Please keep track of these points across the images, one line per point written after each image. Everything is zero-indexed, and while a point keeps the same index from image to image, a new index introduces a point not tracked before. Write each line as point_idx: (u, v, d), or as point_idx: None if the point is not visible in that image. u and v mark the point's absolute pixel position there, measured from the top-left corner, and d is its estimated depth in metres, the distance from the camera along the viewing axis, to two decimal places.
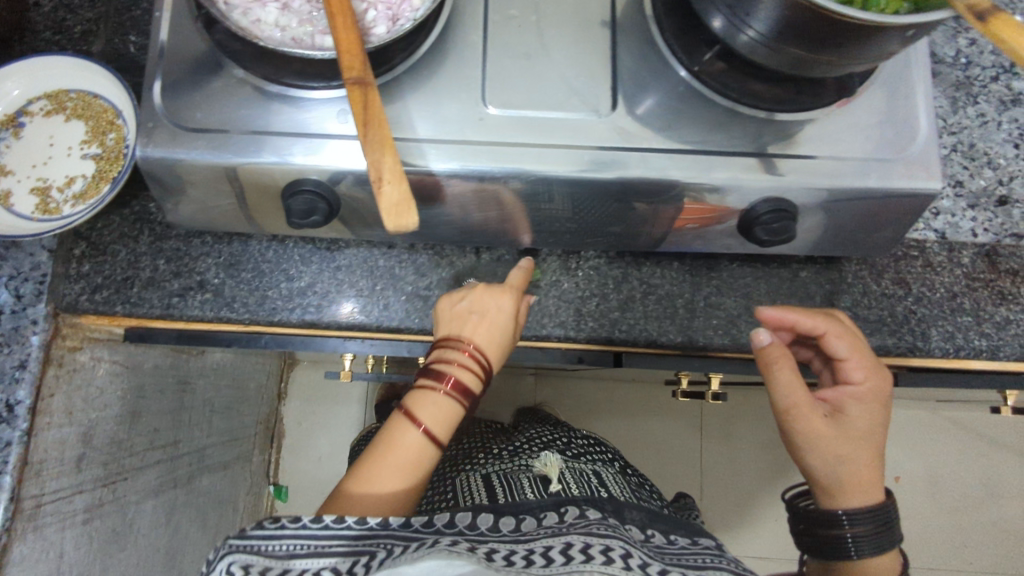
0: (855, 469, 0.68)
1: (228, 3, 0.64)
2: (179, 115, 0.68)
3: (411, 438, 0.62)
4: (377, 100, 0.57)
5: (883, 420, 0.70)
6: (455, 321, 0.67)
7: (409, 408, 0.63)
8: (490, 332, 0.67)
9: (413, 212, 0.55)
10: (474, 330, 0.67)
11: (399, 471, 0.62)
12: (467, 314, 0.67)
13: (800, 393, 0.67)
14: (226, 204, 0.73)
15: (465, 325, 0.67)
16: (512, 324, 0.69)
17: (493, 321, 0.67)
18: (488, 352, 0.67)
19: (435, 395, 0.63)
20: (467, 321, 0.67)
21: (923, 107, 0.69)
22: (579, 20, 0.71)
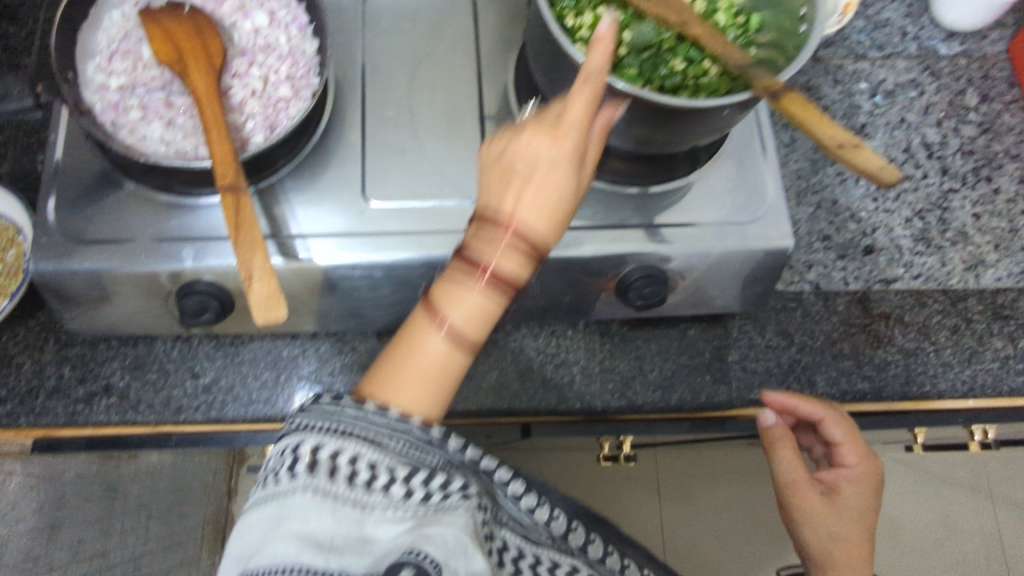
0: (850, 550, 0.74)
1: (115, 123, 0.69)
2: (73, 229, 0.71)
3: (507, 264, 0.54)
4: (248, 204, 0.61)
5: (873, 505, 0.78)
6: (503, 166, 0.58)
7: (438, 295, 0.55)
8: (540, 202, 0.56)
9: (283, 304, 0.58)
10: (519, 157, 0.57)
11: (422, 394, 0.54)
12: (518, 160, 0.57)
13: (800, 471, 0.76)
14: (126, 310, 0.75)
15: (511, 162, 0.57)
16: (576, 161, 0.57)
17: (575, 141, 0.56)
18: (539, 224, 0.56)
19: (467, 284, 0.54)
20: (510, 188, 0.56)
21: (768, 173, 0.76)
22: (452, 115, 0.77)
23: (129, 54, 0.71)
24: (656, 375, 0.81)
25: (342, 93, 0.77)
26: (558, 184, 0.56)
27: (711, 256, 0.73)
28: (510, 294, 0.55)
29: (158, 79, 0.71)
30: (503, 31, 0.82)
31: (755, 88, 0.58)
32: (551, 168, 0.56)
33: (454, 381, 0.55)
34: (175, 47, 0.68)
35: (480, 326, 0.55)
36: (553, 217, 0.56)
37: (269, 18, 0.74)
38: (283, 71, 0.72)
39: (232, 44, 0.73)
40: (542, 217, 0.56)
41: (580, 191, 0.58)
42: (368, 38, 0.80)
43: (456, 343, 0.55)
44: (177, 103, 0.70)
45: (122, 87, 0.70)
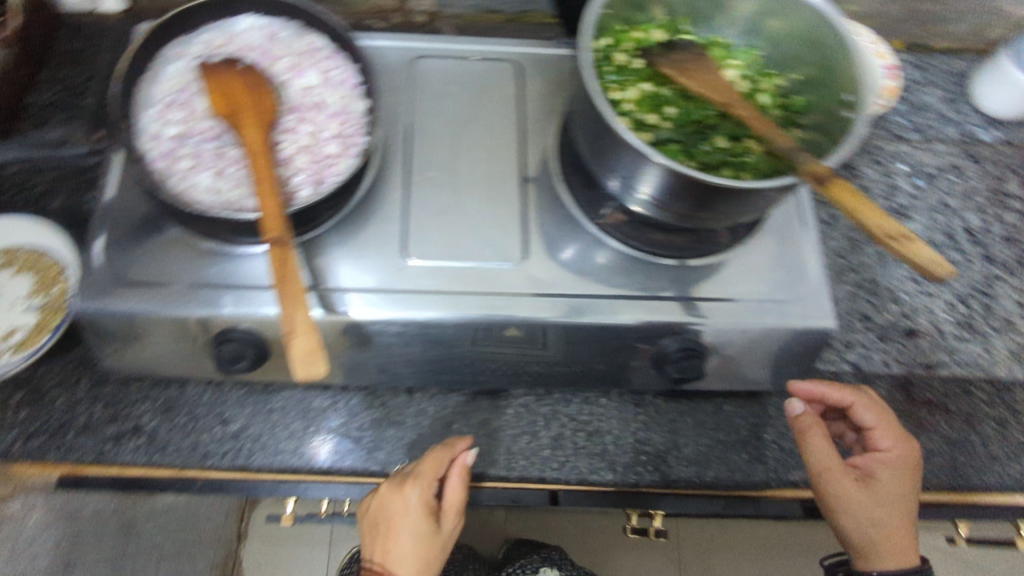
0: (888, 532, 0.71)
1: (167, 171, 0.71)
2: (120, 271, 0.72)
3: (406, 542, 0.76)
4: (293, 259, 0.62)
5: (915, 489, 0.73)
6: (381, 512, 0.75)
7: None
8: (400, 550, 0.76)
9: (322, 358, 0.58)
10: (380, 515, 0.75)
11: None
12: (381, 513, 0.75)
13: (832, 460, 0.72)
14: (161, 351, 0.75)
15: (381, 512, 0.75)
16: (429, 512, 0.76)
17: (426, 480, 0.73)
18: (408, 564, 0.77)
19: None
20: (381, 530, 0.76)
21: (811, 251, 0.76)
22: (495, 177, 0.79)
23: (186, 105, 0.73)
24: (690, 450, 0.79)
25: (388, 150, 0.79)
26: (427, 521, 0.76)
27: (752, 331, 0.72)
28: (422, 551, 0.76)
29: (212, 131, 0.73)
30: (547, 98, 0.83)
31: (799, 172, 0.58)
32: (405, 518, 0.75)
33: (416, 567, 0.77)
34: (229, 100, 0.70)
35: (419, 556, 0.77)
36: (421, 521, 0.75)
37: (321, 77, 0.76)
38: (333, 128, 0.73)
39: (284, 101, 0.75)
40: (418, 523, 0.75)
41: (446, 539, 0.79)
42: (415, 99, 0.82)
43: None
44: (228, 155, 0.72)
45: (177, 136, 0.72)
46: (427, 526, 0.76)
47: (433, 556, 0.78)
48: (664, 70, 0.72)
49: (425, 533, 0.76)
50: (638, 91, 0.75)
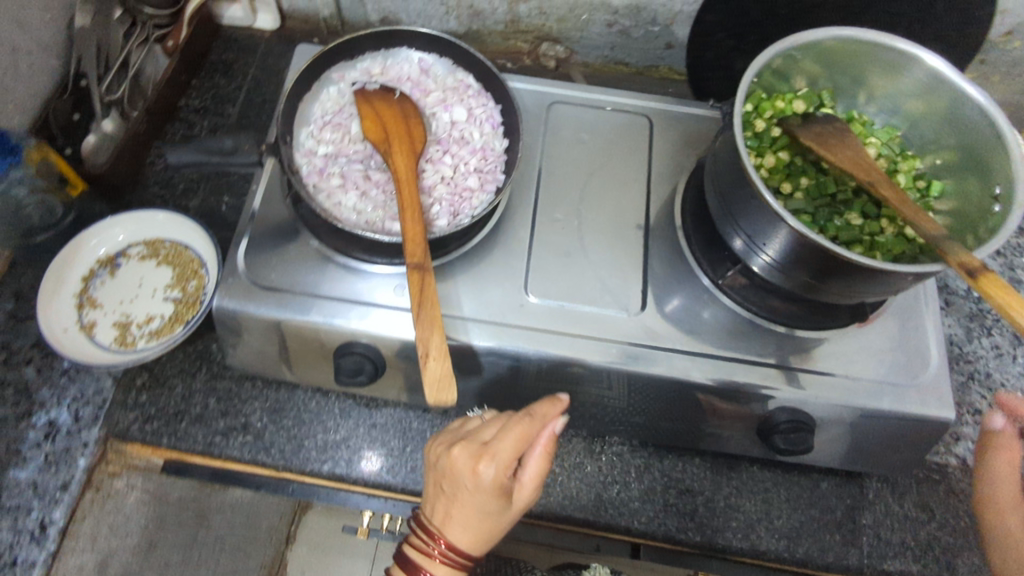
0: None
1: (316, 186, 0.75)
2: (256, 273, 0.75)
3: (468, 518, 0.59)
4: (432, 284, 0.64)
5: None
6: (446, 481, 0.60)
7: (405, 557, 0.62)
8: (462, 523, 0.59)
9: (452, 387, 0.59)
10: (445, 480, 0.60)
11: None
12: (446, 479, 0.60)
13: None
14: (280, 352, 0.78)
15: (445, 480, 0.60)
16: (501, 491, 0.59)
17: (492, 454, 0.58)
18: (465, 542, 0.59)
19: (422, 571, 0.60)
20: (442, 495, 0.60)
21: (933, 338, 0.75)
22: (618, 226, 0.80)
23: (340, 126, 0.78)
24: (784, 523, 0.78)
25: (518, 188, 0.81)
26: (491, 500, 0.58)
27: (866, 412, 0.71)
28: (480, 530, 0.59)
29: (360, 153, 0.77)
30: (676, 154, 0.85)
31: (948, 261, 0.58)
32: (472, 496, 0.59)
33: (473, 547, 0.60)
34: (384, 128, 0.75)
35: (482, 532, 0.60)
36: (485, 499, 0.58)
37: (467, 113, 0.79)
38: (473, 163, 0.76)
39: (430, 132, 0.78)
40: (480, 501, 0.58)
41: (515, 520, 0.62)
42: (547, 142, 0.85)
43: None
44: (373, 177, 0.76)
45: (328, 155, 0.76)
46: (491, 504, 0.58)
47: (494, 535, 0.60)
48: (805, 141, 0.72)
49: (489, 514, 0.59)
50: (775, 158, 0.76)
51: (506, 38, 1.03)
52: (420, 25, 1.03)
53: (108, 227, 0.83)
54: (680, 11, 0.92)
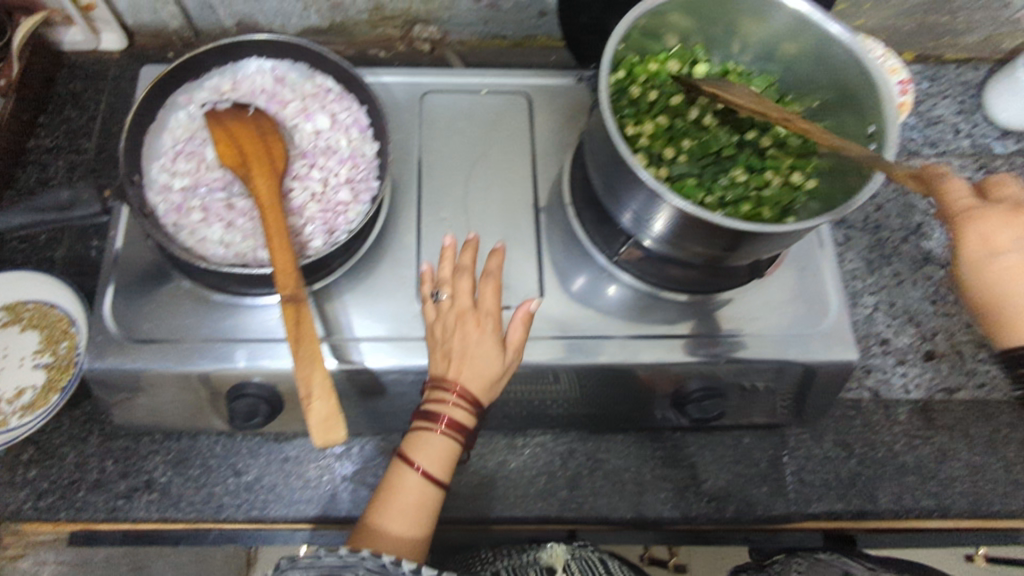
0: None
1: (176, 224, 0.70)
2: (128, 326, 0.71)
3: (477, 352, 0.63)
4: (308, 317, 0.61)
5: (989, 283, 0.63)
6: (454, 318, 0.65)
7: (407, 448, 0.61)
8: (474, 374, 0.62)
9: (342, 425, 0.57)
10: (452, 335, 0.64)
11: (435, 461, 0.60)
12: (452, 345, 0.64)
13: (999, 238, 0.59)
14: (171, 404, 0.74)
15: (453, 314, 0.65)
16: (500, 341, 0.64)
17: (490, 311, 0.65)
18: (477, 391, 0.62)
19: (431, 440, 0.61)
20: (449, 360, 0.63)
21: (831, 282, 0.75)
22: (504, 215, 0.77)
23: (194, 154, 0.72)
24: (710, 486, 0.79)
25: (398, 191, 0.77)
26: (495, 346, 0.63)
27: (774, 369, 0.72)
28: (491, 380, 0.62)
29: (221, 180, 0.72)
30: (559, 131, 0.82)
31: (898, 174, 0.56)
32: (481, 347, 0.63)
33: (483, 398, 0.62)
34: (240, 150, 0.69)
35: (489, 383, 0.63)
36: (491, 343, 0.63)
37: (330, 120, 0.74)
38: (343, 174, 0.72)
39: (293, 145, 0.73)
40: (489, 352, 0.63)
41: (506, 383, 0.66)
42: (423, 136, 0.80)
43: (430, 476, 0.60)
44: (238, 205, 0.71)
45: (185, 188, 0.71)
46: (499, 356, 0.63)
47: (498, 386, 0.64)
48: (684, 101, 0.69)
49: (490, 333, 0.63)
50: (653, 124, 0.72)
51: (373, 26, 0.97)
52: (281, 24, 0.96)
53: None
54: None
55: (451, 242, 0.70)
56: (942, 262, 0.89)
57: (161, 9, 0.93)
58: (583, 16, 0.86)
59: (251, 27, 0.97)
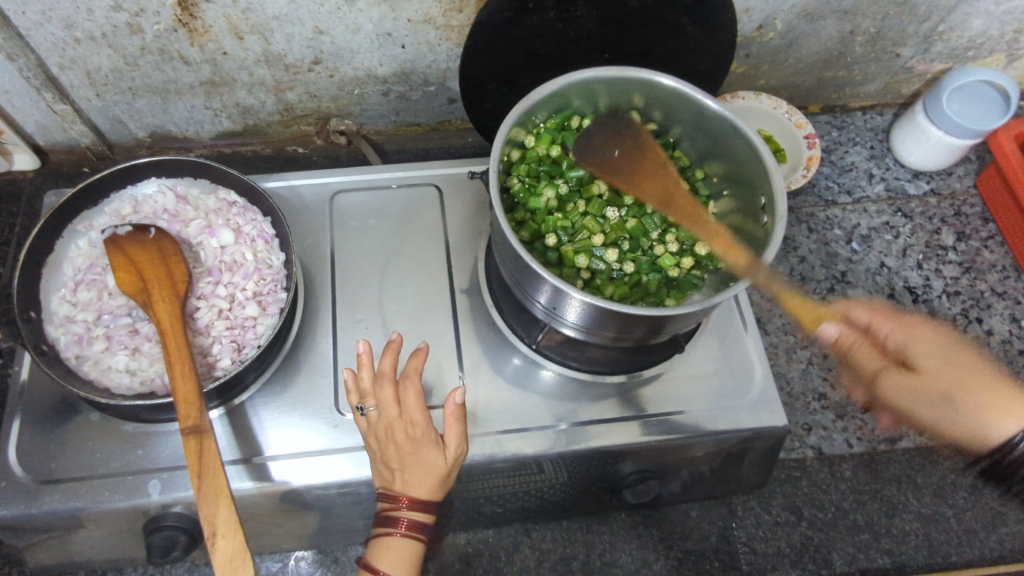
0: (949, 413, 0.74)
1: (79, 356, 0.67)
2: (36, 467, 0.68)
3: (417, 462, 0.62)
4: (212, 447, 0.59)
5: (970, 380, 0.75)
6: (383, 431, 0.63)
7: (369, 557, 0.62)
8: (420, 481, 0.61)
9: (249, 563, 0.55)
10: (386, 446, 0.62)
11: (402, 565, 0.61)
12: (390, 456, 0.62)
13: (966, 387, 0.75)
14: (86, 543, 0.70)
15: (382, 428, 0.63)
16: (439, 443, 0.63)
17: (418, 419, 0.62)
18: (426, 496, 0.62)
19: (391, 546, 0.62)
20: (392, 471, 0.62)
21: (752, 349, 0.76)
22: (421, 311, 0.77)
23: (96, 283, 0.70)
24: (662, 565, 0.77)
25: (312, 297, 0.77)
26: (432, 450, 0.62)
27: (705, 443, 0.71)
28: (438, 481, 0.62)
29: (125, 306, 0.70)
30: (471, 219, 0.83)
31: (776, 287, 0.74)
32: (420, 455, 0.62)
33: (436, 497, 0.62)
34: (140, 276, 0.67)
35: (437, 482, 0.62)
36: (428, 447, 0.62)
37: (234, 234, 0.73)
38: (250, 288, 0.71)
39: (198, 263, 0.72)
40: (430, 459, 0.62)
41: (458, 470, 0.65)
42: (337, 237, 0.81)
43: None
44: (142, 330, 0.69)
45: (87, 318, 0.69)
46: (439, 456, 0.62)
47: (448, 481, 0.63)
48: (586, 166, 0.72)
49: (426, 441, 0.62)
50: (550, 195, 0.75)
51: (288, 126, 0.98)
52: (194, 132, 0.96)
53: None
54: (449, 69, 0.90)
55: (368, 350, 0.65)
56: None
57: (70, 129, 0.92)
58: (489, 102, 0.88)
59: (164, 136, 0.96)
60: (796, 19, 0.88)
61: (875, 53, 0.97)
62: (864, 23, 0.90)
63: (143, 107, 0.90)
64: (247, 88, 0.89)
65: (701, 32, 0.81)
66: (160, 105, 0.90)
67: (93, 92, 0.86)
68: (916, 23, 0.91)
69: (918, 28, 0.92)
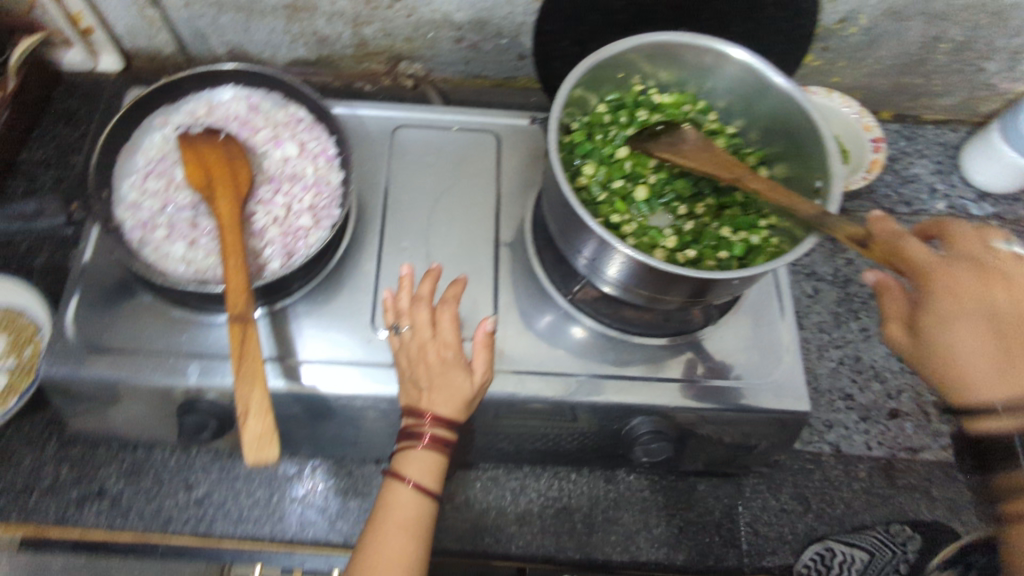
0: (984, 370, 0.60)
1: (141, 240, 0.71)
2: (89, 336, 0.73)
3: (444, 379, 0.63)
4: (254, 337, 0.62)
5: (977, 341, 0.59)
6: (415, 351, 0.65)
7: (395, 469, 0.63)
8: (448, 398, 0.63)
9: (275, 444, 0.58)
10: (416, 365, 0.65)
11: (425, 476, 0.62)
12: (419, 374, 0.64)
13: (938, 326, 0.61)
14: (125, 416, 0.75)
15: (415, 348, 0.65)
16: (467, 366, 0.64)
17: (450, 341, 0.65)
18: (452, 414, 0.63)
19: (416, 457, 0.63)
20: (420, 389, 0.64)
21: (785, 334, 0.76)
22: (464, 249, 0.79)
23: (164, 175, 0.74)
24: (661, 531, 0.78)
25: (362, 221, 0.80)
26: (460, 372, 0.63)
27: (725, 416, 0.71)
28: (464, 401, 0.63)
29: (188, 201, 0.74)
30: (525, 170, 0.85)
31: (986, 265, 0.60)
32: (447, 372, 0.63)
33: (462, 415, 0.63)
34: (208, 173, 0.71)
35: (464, 401, 0.63)
36: (456, 368, 0.63)
37: (299, 148, 0.77)
38: (306, 201, 0.75)
39: (261, 171, 0.76)
40: (457, 378, 0.63)
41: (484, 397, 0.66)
42: (393, 168, 0.84)
43: (421, 489, 0.62)
44: (201, 225, 0.73)
45: (153, 206, 0.73)
46: (465, 378, 0.63)
47: (474, 404, 0.64)
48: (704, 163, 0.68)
49: (454, 362, 0.64)
50: (597, 153, 0.75)
51: (360, 62, 1.01)
52: (270, 55, 1.00)
53: None
54: (524, 23, 0.92)
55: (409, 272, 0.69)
56: None
57: (156, 37, 0.96)
58: (558, 61, 0.89)
59: (242, 57, 1.01)
60: (881, 16, 0.86)
61: (958, 64, 0.95)
62: (951, 30, 0.88)
63: (227, 24, 0.94)
64: (327, 17, 0.92)
65: (781, 15, 0.81)
66: (242, 23, 0.94)
67: (183, 2, 0.90)
68: (1006, 37, 0.89)
69: (1007, 42, 0.90)
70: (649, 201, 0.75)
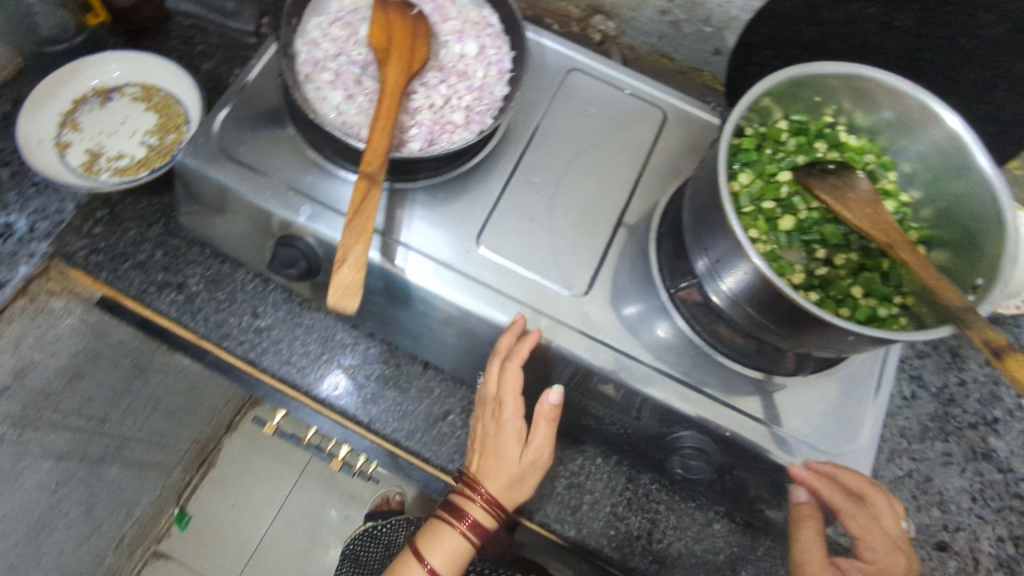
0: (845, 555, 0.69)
1: (308, 76, 0.74)
2: (229, 142, 0.76)
3: (501, 448, 0.72)
4: (376, 197, 0.64)
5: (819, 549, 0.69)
6: (485, 412, 0.74)
7: (423, 541, 0.75)
8: (498, 470, 0.72)
9: (356, 298, 0.61)
10: (482, 428, 0.74)
11: (450, 553, 0.73)
12: (482, 437, 0.75)
13: (816, 553, 0.68)
14: (230, 228, 0.79)
15: (486, 410, 0.74)
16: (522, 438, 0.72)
17: (511, 413, 0.71)
18: (498, 489, 0.72)
19: (446, 538, 0.74)
20: (477, 453, 0.75)
21: (870, 417, 0.71)
22: (590, 206, 0.78)
23: (350, 26, 0.77)
24: (661, 548, 0.77)
25: (506, 141, 0.80)
26: (515, 444, 0.72)
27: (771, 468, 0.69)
28: (510, 474, 0.72)
29: (362, 57, 0.76)
30: (677, 157, 0.83)
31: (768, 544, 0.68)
32: (504, 444, 0.72)
33: (504, 487, 0.72)
34: (390, 38, 0.73)
35: (513, 476, 0.72)
36: (512, 438, 0.72)
37: (478, 50, 0.78)
38: (466, 100, 0.75)
39: (436, 58, 0.77)
40: (510, 450, 0.72)
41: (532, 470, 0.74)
42: (554, 105, 0.83)
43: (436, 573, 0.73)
44: (365, 84, 0.74)
45: (330, 50, 0.75)
46: (516, 449, 0.72)
47: (519, 482, 0.73)
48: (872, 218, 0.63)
49: (513, 431, 0.72)
50: (759, 167, 0.71)
51: None
52: None
53: (105, 60, 0.90)
54: (735, 18, 0.88)
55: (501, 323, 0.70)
56: (1001, 466, 0.83)
57: None
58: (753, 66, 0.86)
59: None
60: None
61: None
62: None
63: None
64: None
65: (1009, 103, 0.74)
66: None
67: None
68: None
69: None
70: (792, 233, 0.70)
